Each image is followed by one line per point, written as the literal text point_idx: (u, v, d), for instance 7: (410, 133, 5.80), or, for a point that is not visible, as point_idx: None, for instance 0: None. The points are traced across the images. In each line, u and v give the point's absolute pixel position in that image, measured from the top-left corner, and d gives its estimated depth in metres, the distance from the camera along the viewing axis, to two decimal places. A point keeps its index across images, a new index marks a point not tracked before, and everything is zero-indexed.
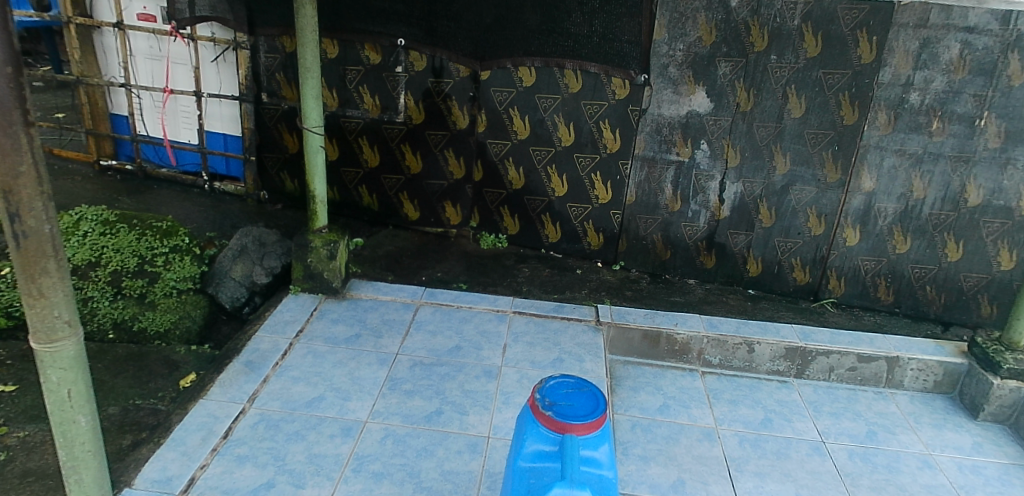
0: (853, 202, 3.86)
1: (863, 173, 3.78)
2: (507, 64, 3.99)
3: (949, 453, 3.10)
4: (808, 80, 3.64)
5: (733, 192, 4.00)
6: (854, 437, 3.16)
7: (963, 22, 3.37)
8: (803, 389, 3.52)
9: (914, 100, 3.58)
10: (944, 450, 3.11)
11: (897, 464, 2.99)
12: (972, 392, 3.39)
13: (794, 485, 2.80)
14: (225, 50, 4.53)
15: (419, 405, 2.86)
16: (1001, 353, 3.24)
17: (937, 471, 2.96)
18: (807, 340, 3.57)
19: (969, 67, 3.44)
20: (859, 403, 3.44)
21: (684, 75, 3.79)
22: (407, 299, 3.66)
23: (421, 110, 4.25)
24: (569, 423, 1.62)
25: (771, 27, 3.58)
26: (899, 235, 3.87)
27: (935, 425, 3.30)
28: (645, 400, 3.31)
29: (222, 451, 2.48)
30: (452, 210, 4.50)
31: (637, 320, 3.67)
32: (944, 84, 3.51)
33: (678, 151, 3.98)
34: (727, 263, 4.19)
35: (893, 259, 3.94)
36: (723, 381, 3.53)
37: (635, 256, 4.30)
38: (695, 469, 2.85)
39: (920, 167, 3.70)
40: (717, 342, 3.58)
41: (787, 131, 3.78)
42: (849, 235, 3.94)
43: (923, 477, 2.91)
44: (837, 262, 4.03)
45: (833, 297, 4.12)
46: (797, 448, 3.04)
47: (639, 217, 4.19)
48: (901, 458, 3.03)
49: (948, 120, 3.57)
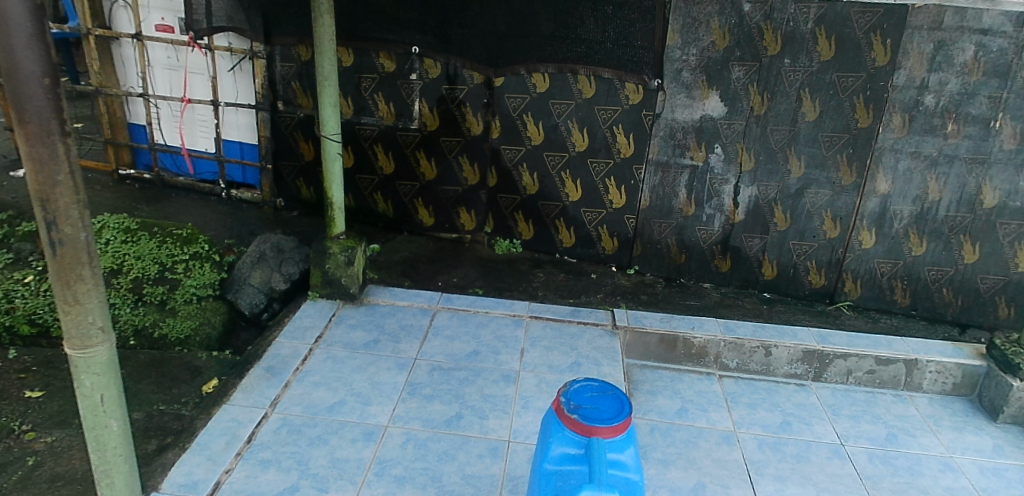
0: (869, 204, 3.87)
1: (878, 176, 3.79)
2: (521, 70, 4.01)
3: (970, 456, 3.13)
4: (822, 84, 3.66)
5: (748, 196, 4.00)
6: (874, 440, 3.21)
7: (977, 24, 3.39)
8: (821, 393, 3.57)
9: (929, 102, 3.59)
10: (965, 453, 3.15)
11: (918, 466, 3.03)
12: (992, 393, 3.44)
13: (814, 488, 2.85)
14: (242, 60, 4.59)
15: (440, 409, 2.88)
16: (1020, 355, 3.29)
17: (958, 474, 3.00)
18: (824, 343, 3.63)
19: (984, 69, 3.46)
20: (878, 406, 3.50)
21: (697, 80, 3.80)
22: (424, 304, 3.68)
23: (436, 116, 4.28)
24: (595, 426, 1.64)
25: (785, 30, 3.59)
26: (915, 237, 3.87)
27: (955, 427, 3.35)
28: (663, 403, 3.35)
29: (246, 455, 2.51)
30: (466, 216, 4.52)
31: (654, 324, 3.69)
32: (957, 85, 3.52)
33: (692, 155, 3.98)
34: (743, 267, 4.18)
35: (909, 261, 3.93)
36: (741, 385, 3.58)
37: (650, 260, 4.29)
38: (715, 472, 2.89)
39: (936, 169, 3.71)
40: (734, 346, 3.62)
41: (801, 135, 3.79)
42: (865, 237, 3.94)
43: (945, 480, 2.95)
44: (854, 264, 4.02)
45: (849, 300, 4.11)
46: (817, 451, 3.09)
47: (653, 221, 4.19)
48: (921, 461, 3.07)
49: (963, 122, 3.58)
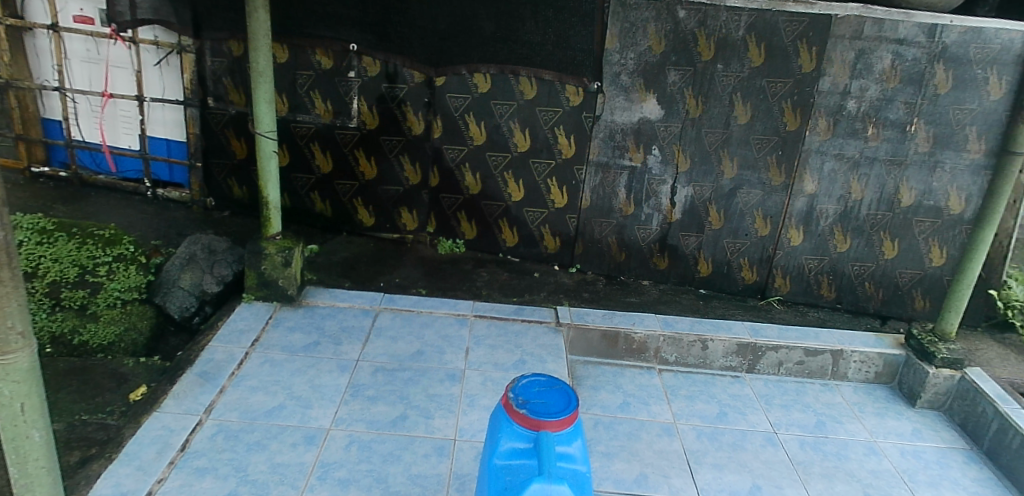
0: (797, 204, 4.07)
1: (805, 176, 4.00)
2: (462, 70, 4.04)
3: (892, 439, 3.42)
4: (753, 88, 3.84)
5: (685, 196, 4.14)
6: (804, 427, 3.42)
7: (893, 34, 3.67)
8: (754, 383, 3.77)
9: (851, 107, 3.84)
10: (888, 437, 3.43)
11: (845, 451, 3.27)
12: (911, 381, 3.78)
13: (750, 475, 3.00)
14: (169, 54, 4.43)
15: (384, 410, 2.87)
16: (936, 344, 3.70)
17: (881, 457, 3.26)
18: (757, 336, 3.81)
19: (900, 76, 3.74)
20: (807, 394, 3.73)
21: (635, 83, 3.91)
22: (365, 305, 3.64)
23: (375, 115, 4.25)
24: (544, 420, 1.69)
25: (717, 37, 3.75)
26: (840, 234, 4.10)
27: (878, 413, 3.64)
28: (606, 398, 3.44)
29: (180, 464, 2.43)
30: (407, 216, 4.50)
31: (596, 320, 3.77)
32: (877, 92, 3.79)
33: (631, 156, 4.09)
34: (680, 264, 4.32)
35: (834, 257, 4.16)
36: (680, 378, 3.72)
37: (591, 259, 4.38)
38: (656, 463, 2.99)
39: (857, 171, 3.96)
40: (672, 340, 3.75)
41: (733, 137, 3.96)
42: (794, 235, 4.14)
43: (870, 463, 3.20)
44: (783, 260, 4.21)
45: (779, 294, 4.31)
46: (752, 439, 3.26)
47: (594, 220, 4.28)
48: (849, 446, 3.31)
49: (882, 126, 3.85)
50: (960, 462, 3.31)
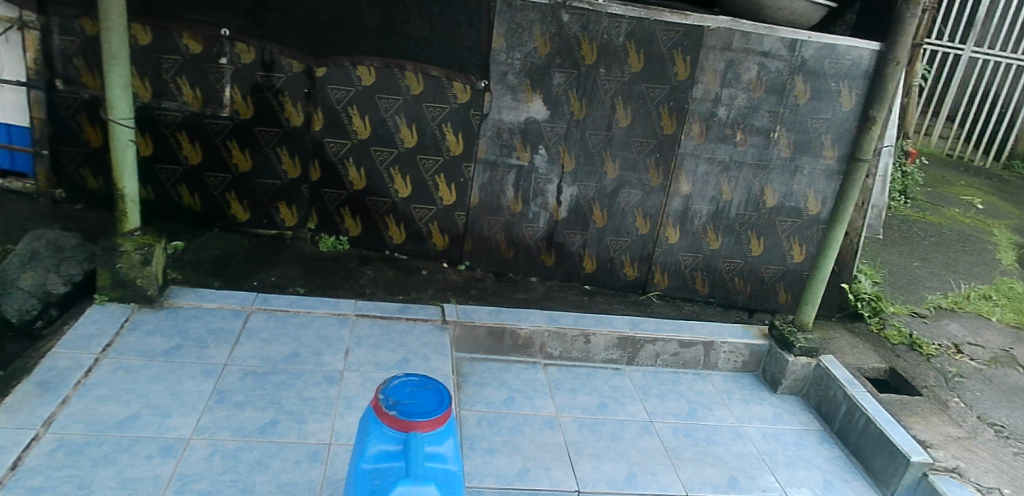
0: (673, 204, 4.29)
1: (681, 178, 4.22)
2: (344, 62, 3.90)
3: (757, 424, 3.76)
4: (633, 93, 4.00)
5: (570, 195, 4.25)
6: (678, 415, 3.68)
7: (759, 47, 3.95)
8: (634, 375, 3.96)
9: (722, 114, 4.09)
10: (752, 421, 3.77)
11: (714, 436, 3.55)
12: (772, 368, 4.12)
13: (627, 463, 3.16)
14: (8, 29, 3.97)
15: (253, 416, 2.74)
16: (795, 333, 4.05)
17: (746, 440, 3.57)
18: (636, 330, 3.99)
19: (764, 87, 4.04)
20: (681, 384, 3.98)
21: (522, 82, 3.95)
22: (237, 306, 3.46)
23: (250, 105, 4.03)
24: (413, 422, 1.74)
25: (600, 42, 3.87)
26: (712, 233, 4.37)
27: (744, 400, 3.96)
28: (491, 394, 3.47)
29: (10, 485, 2.19)
30: (286, 211, 4.31)
31: (482, 317, 3.78)
32: (744, 100, 4.07)
33: (518, 155, 4.14)
34: (566, 261, 4.44)
35: (707, 254, 4.43)
36: (563, 372, 3.83)
37: (479, 256, 4.40)
38: (538, 457, 3.07)
39: (727, 173, 4.23)
40: (557, 335, 3.84)
41: (616, 139, 4.11)
42: (671, 233, 4.37)
43: (736, 446, 3.51)
44: (662, 258, 4.43)
45: (658, 290, 4.53)
46: (629, 429, 3.45)
47: (482, 218, 4.30)
48: (718, 431, 3.60)
49: (749, 132, 4.14)
50: (815, 441, 3.72)
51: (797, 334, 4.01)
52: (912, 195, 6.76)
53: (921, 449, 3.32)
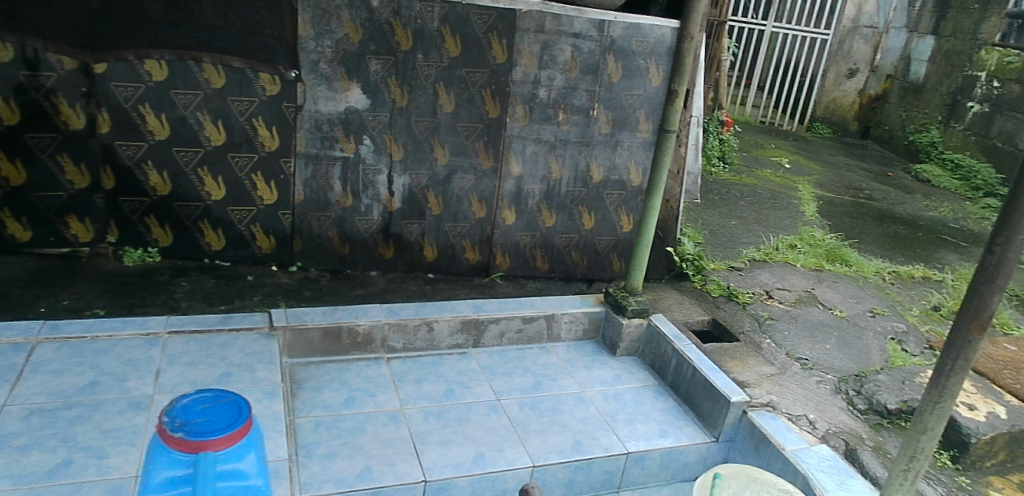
0: (506, 186, 4.37)
1: (511, 160, 4.31)
2: (128, 55, 3.55)
3: (598, 387, 4.00)
4: (453, 78, 4.01)
5: (402, 184, 4.19)
6: (524, 390, 3.84)
7: (570, 29, 4.10)
8: (480, 357, 4.05)
9: (543, 95, 4.21)
10: (594, 385, 4.00)
11: (559, 405, 3.77)
12: (611, 332, 4.37)
13: (474, 445, 3.30)
14: None
15: (38, 460, 2.44)
16: (627, 298, 4.31)
17: (588, 404, 3.82)
18: (478, 312, 4.06)
19: (579, 66, 4.21)
20: (527, 359, 4.12)
21: (336, 71, 3.82)
22: (18, 339, 3.06)
23: (14, 109, 3.53)
24: (206, 441, 1.63)
25: (413, 27, 3.83)
26: (546, 211, 4.52)
27: (586, 366, 4.18)
28: (329, 397, 3.43)
29: None
30: (79, 225, 3.86)
31: (315, 318, 3.67)
32: (562, 81, 4.21)
33: (342, 147, 4.01)
34: (406, 252, 4.39)
35: (544, 232, 4.57)
36: (408, 363, 3.85)
37: (312, 254, 4.23)
38: (380, 453, 3.10)
39: (554, 152, 4.37)
40: (397, 327, 3.83)
41: (442, 125, 4.11)
42: (507, 215, 4.46)
43: (578, 412, 3.74)
44: (501, 239, 4.52)
45: (501, 271, 4.62)
46: (476, 410, 3.58)
47: (310, 215, 4.13)
48: (561, 400, 3.82)
49: (570, 111, 4.30)
50: (651, 396, 4.02)
51: (629, 298, 4.28)
52: (730, 161, 7.47)
53: (739, 388, 3.75)
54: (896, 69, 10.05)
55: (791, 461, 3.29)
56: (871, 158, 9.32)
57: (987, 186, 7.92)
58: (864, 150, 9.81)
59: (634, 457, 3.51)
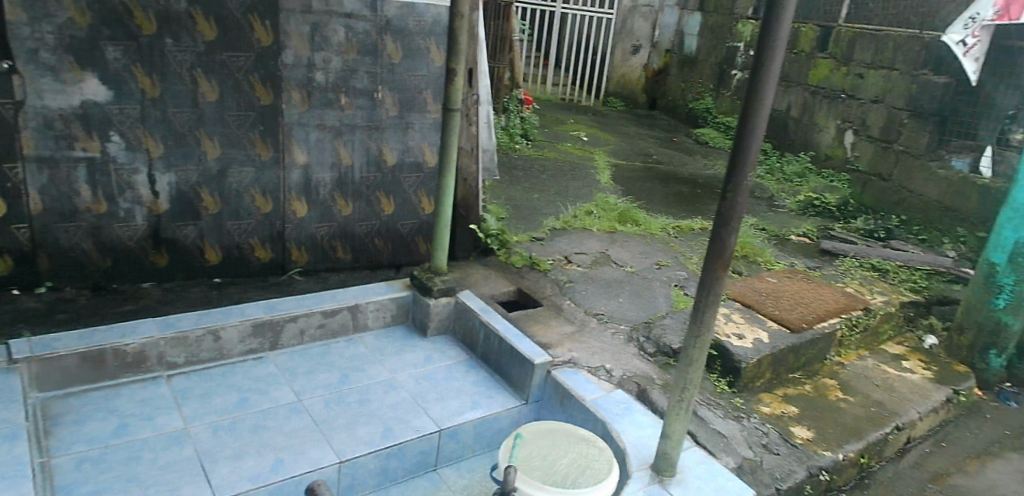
0: (292, 177, 4.15)
1: (293, 148, 4.09)
2: None
3: (408, 371, 3.97)
4: (213, 64, 3.71)
5: (167, 183, 3.82)
6: (328, 386, 3.70)
7: (340, 9, 3.95)
8: (278, 359, 3.86)
9: (320, 79, 4.03)
10: (404, 370, 3.97)
11: (366, 395, 3.69)
12: (419, 315, 4.36)
13: (273, 452, 3.11)
14: None
15: None
16: (431, 278, 4.32)
17: (398, 390, 3.78)
18: (271, 313, 3.84)
19: (356, 48, 4.08)
20: (331, 354, 4.00)
21: (63, 61, 3.35)
22: None
23: None
24: None
25: (156, 9, 3.46)
26: (341, 199, 4.36)
27: (396, 351, 4.14)
28: (93, 429, 3.05)
29: None
30: None
31: (70, 345, 3.21)
32: (339, 63, 4.06)
33: (84, 146, 3.54)
34: (184, 257, 4.02)
35: (341, 221, 4.43)
36: (194, 378, 3.56)
37: (63, 272, 3.73)
38: (159, 480, 2.81)
39: (341, 137, 4.22)
40: (176, 341, 3.51)
41: (206, 116, 3.79)
42: (297, 207, 4.24)
43: (387, 399, 3.68)
44: (294, 233, 4.30)
45: (299, 267, 4.40)
46: (274, 415, 3.38)
47: (54, 227, 3.61)
48: (369, 389, 3.74)
49: (352, 95, 4.17)
50: (462, 371, 4.07)
51: (432, 278, 4.31)
52: (532, 137, 8.10)
53: (542, 350, 3.93)
54: (671, 44, 11.23)
55: (591, 410, 3.50)
56: (660, 128, 10.40)
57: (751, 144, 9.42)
58: (654, 121, 10.95)
59: (446, 434, 3.52)
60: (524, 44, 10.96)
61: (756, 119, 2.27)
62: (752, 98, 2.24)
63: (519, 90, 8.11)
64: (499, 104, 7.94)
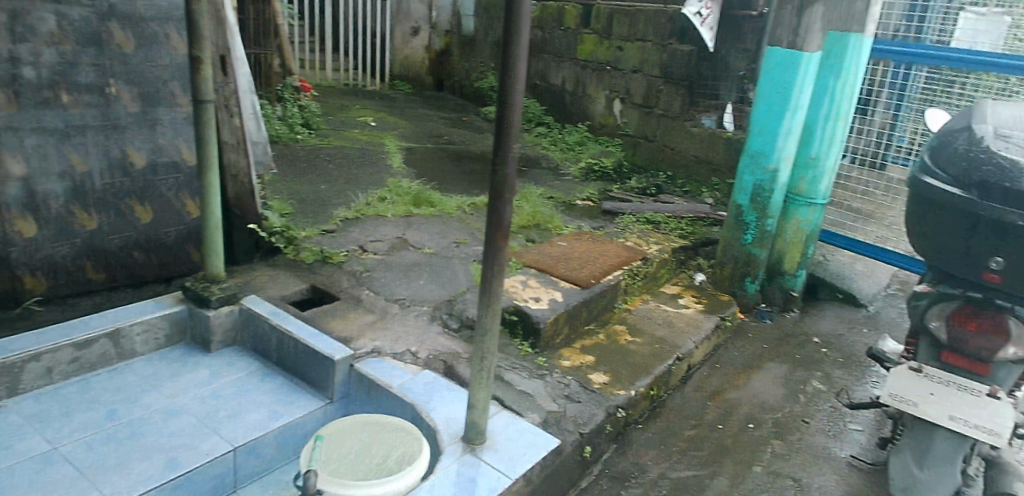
0: (10, 191, 3.48)
1: (4, 159, 3.42)
2: None
3: (192, 392, 3.60)
4: None
5: None
6: (91, 426, 3.22)
7: None
8: (20, 406, 3.28)
9: (29, 75, 3.41)
10: (188, 392, 3.59)
11: (142, 427, 3.27)
12: (198, 328, 3.96)
13: None
14: None
15: None
16: (210, 288, 3.98)
17: (181, 414, 3.40)
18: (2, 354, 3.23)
19: (73, 37, 3.52)
20: (93, 390, 3.49)
21: None
22: None
23: None
24: None
25: None
26: (81, 212, 3.78)
27: (176, 374, 3.73)
28: None
29: None
30: None
31: None
32: (53, 55, 3.47)
33: None
34: None
35: (86, 237, 3.83)
36: None
37: None
38: None
39: (70, 142, 3.64)
40: None
41: None
42: (24, 227, 3.57)
43: (169, 426, 3.30)
44: (23, 259, 3.60)
45: (36, 297, 3.73)
46: (20, 472, 2.86)
47: None
48: (146, 420, 3.32)
49: (76, 91, 3.60)
50: (256, 381, 3.79)
51: (210, 287, 3.94)
52: (315, 126, 8.12)
53: (343, 346, 3.77)
54: (449, 25, 11.46)
55: (399, 397, 3.45)
56: (448, 107, 10.84)
57: (535, 117, 9.97)
58: (440, 101, 11.34)
59: (243, 451, 3.24)
60: (296, 29, 10.60)
61: (515, 86, 2.40)
62: (508, 71, 2.37)
63: (292, 78, 8.12)
64: (270, 93, 7.70)
